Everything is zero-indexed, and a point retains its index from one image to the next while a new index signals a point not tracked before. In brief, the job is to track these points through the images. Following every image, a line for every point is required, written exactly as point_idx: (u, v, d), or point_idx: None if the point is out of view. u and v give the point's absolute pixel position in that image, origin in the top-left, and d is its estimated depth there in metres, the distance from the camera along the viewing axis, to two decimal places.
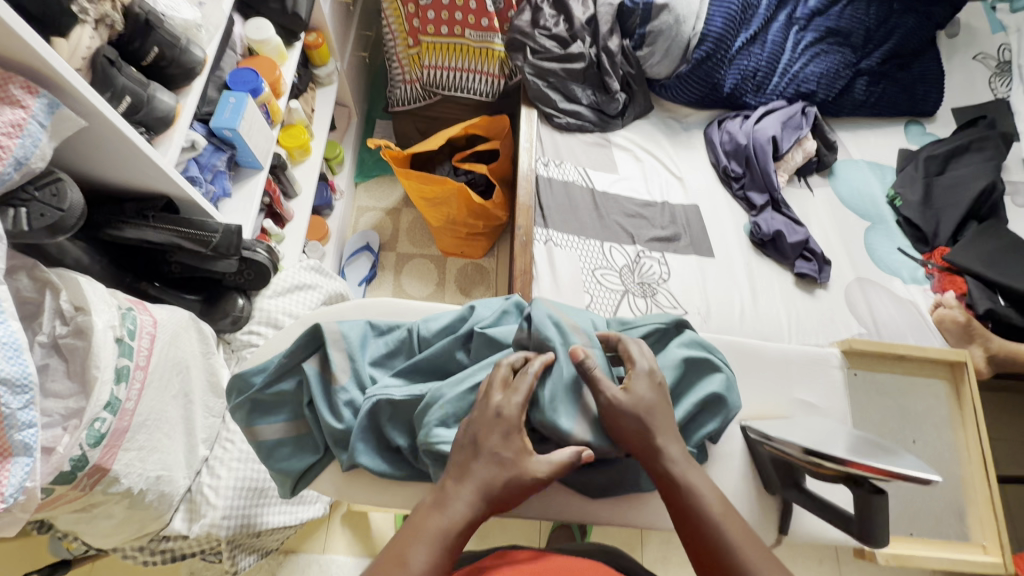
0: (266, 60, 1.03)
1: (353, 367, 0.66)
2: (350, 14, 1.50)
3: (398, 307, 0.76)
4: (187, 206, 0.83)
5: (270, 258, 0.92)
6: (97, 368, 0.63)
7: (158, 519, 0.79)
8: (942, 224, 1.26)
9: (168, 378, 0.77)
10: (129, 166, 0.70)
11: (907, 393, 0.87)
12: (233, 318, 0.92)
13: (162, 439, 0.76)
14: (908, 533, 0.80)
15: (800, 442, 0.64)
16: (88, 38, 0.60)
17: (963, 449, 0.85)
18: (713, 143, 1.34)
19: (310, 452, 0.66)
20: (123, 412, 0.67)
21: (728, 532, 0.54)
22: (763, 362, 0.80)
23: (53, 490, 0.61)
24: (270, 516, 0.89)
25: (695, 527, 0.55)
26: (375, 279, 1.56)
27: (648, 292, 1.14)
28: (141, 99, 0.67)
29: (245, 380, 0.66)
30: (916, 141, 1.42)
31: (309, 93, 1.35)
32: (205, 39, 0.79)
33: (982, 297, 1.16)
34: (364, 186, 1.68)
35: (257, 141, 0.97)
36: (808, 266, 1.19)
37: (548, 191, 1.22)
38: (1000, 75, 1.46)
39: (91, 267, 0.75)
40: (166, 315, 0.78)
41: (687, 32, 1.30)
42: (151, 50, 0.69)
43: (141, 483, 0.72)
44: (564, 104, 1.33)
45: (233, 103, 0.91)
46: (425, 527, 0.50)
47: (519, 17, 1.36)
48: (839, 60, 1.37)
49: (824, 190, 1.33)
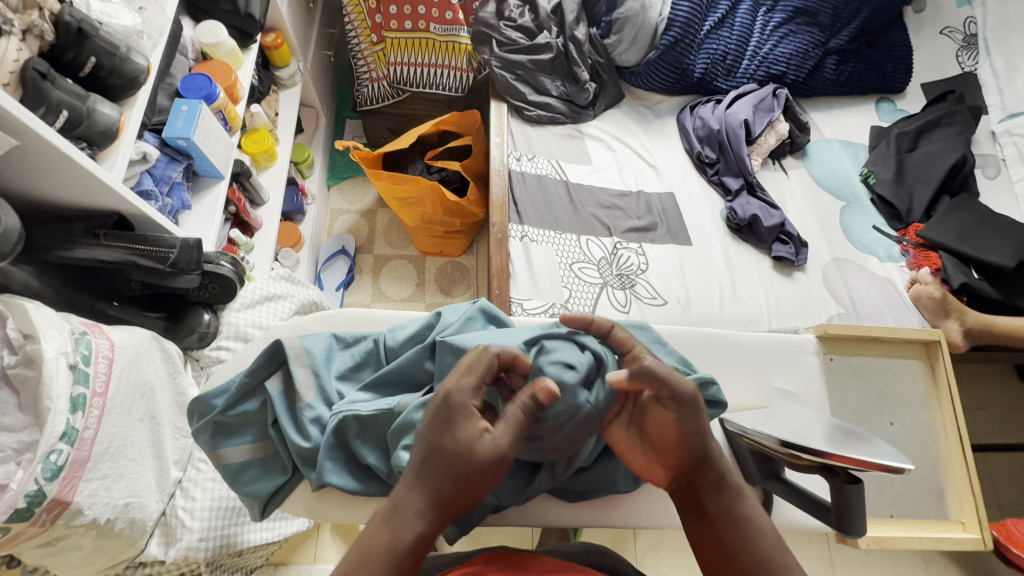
0: (220, 65, 1.00)
1: (318, 383, 0.64)
2: (310, 12, 1.45)
3: (366, 318, 0.74)
4: (142, 222, 0.80)
5: (235, 271, 0.89)
6: (49, 399, 0.60)
7: (131, 546, 0.76)
8: (915, 201, 1.27)
9: (132, 402, 0.74)
10: (74, 184, 0.67)
11: (883, 375, 0.87)
12: (200, 334, 0.90)
13: (129, 464, 0.73)
14: (889, 515, 0.81)
15: (776, 434, 0.63)
16: (16, 50, 0.57)
17: (940, 429, 0.86)
18: (686, 129, 1.32)
19: (278, 473, 0.65)
20: (82, 441, 0.64)
21: (764, 546, 0.51)
22: (741, 353, 0.80)
23: (10, 528, 0.59)
24: (250, 534, 0.86)
25: (728, 539, 0.52)
26: (353, 284, 1.53)
27: (627, 283, 1.12)
28: (81, 113, 0.64)
29: (207, 403, 0.64)
30: (887, 118, 1.42)
31: (272, 96, 1.31)
32: (148, 46, 0.77)
33: (956, 271, 1.17)
34: (337, 188, 1.65)
35: (214, 148, 0.93)
36: (785, 249, 1.19)
37: (521, 185, 1.20)
38: (967, 48, 1.46)
39: (42, 291, 0.72)
40: (124, 337, 0.75)
41: (654, 17, 1.28)
42: (88, 60, 0.66)
43: (107, 513, 0.69)
44: (534, 96, 1.30)
45: (186, 111, 0.87)
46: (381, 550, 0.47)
47: (484, 8, 1.33)
48: (808, 40, 1.36)
49: (799, 171, 1.33)
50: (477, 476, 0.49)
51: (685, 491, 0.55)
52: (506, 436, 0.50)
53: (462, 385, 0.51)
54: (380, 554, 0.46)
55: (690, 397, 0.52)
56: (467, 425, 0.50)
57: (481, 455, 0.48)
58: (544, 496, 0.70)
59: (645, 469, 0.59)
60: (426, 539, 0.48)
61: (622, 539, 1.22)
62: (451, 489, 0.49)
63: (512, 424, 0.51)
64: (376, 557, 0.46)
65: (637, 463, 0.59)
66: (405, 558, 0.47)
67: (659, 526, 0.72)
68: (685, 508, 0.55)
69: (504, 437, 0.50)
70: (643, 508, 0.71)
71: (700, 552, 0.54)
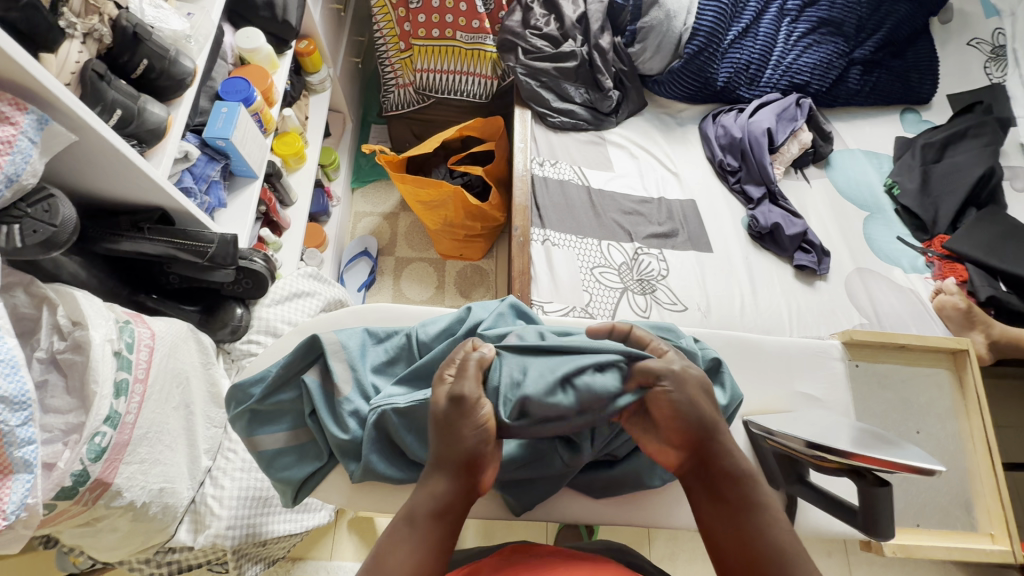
0: (257, 69, 1.03)
1: (355, 377, 0.66)
2: (341, 21, 1.50)
3: (396, 314, 0.77)
4: (182, 218, 0.83)
5: (267, 267, 0.92)
6: (96, 383, 0.63)
7: (163, 531, 0.79)
8: (941, 212, 1.26)
9: (169, 390, 0.77)
10: (125, 179, 0.70)
11: (909, 383, 0.87)
12: (232, 328, 0.93)
13: (164, 451, 0.76)
14: (914, 524, 0.80)
15: (802, 436, 0.64)
16: (77, 52, 0.61)
17: (968, 439, 0.85)
18: (709, 137, 1.33)
19: (312, 460, 0.68)
20: (124, 425, 0.67)
21: (780, 537, 0.51)
22: (763, 356, 0.80)
23: (55, 506, 0.62)
24: (274, 525, 0.88)
25: (745, 524, 0.52)
26: (375, 284, 1.55)
27: (648, 288, 1.13)
28: (132, 112, 0.67)
29: (244, 391, 0.67)
30: (912, 129, 1.42)
31: (303, 100, 1.35)
32: (194, 49, 0.80)
33: (983, 283, 1.15)
34: (361, 191, 1.68)
35: (251, 149, 0.97)
36: (807, 258, 1.18)
37: (544, 190, 1.22)
38: (995, 60, 1.45)
39: (88, 282, 0.76)
40: (164, 327, 0.78)
41: (678, 27, 1.30)
42: (140, 62, 0.70)
43: (143, 496, 0.72)
44: (558, 103, 1.32)
45: (225, 113, 0.91)
46: (411, 521, 0.51)
47: (510, 17, 1.35)
48: (832, 50, 1.36)
49: (822, 180, 1.33)
50: (455, 421, 0.54)
51: (698, 475, 0.55)
52: (464, 381, 0.56)
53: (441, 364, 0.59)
54: (404, 516, 0.51)
55: (676, 373, 0.55)
56: (441, 387, 0.57)
57: (444, 402, 0.55)
58: (568, 492, 0.72)
59: (656, 453, 0.58)
60: (447, 510, 0.51)
61: (638, 541, 1.22)
62: (440, 444, 0.54)
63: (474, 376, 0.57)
64: (402, 520, 0.51)
65: (648, 448, 0.59)
66: (427, 525, 0.50)
67: (678, 527, 0.73)
68: (700, 494, 0.54)
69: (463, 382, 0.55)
70: (663, 507, 0.73)
71: (715, 541, 0.52)
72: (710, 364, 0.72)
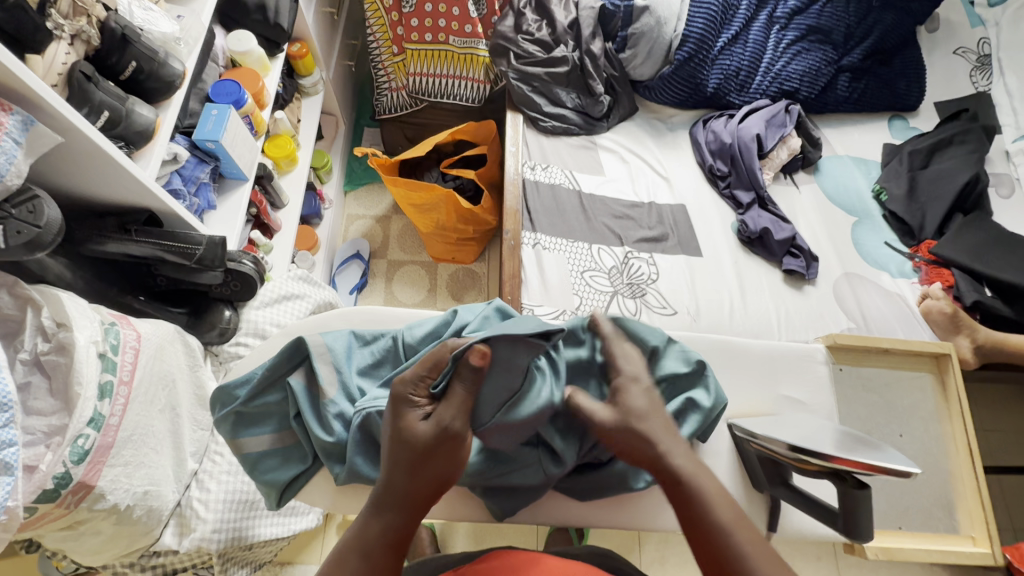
0: (249, 72, 1.03)
1: (340, 379, 0.66)
2: (334, 24, 1.50)
3: (383, 315, 0.77)
4: (170, 220, 0.84)
5: (256, 269, 0.92)
6: (79, 385, 0.63)
7: (147, 535, 0.78)
8: (928, 217, 1.27)
9: (154, 392, 0.76)
10: (112, 181, 0.70)
11: (894, 387, 0.88)
12: (220, 330, 0.92)
13: (149, 453, 0.75)
14: (898, 527, 0.81)
15: (785, 438, 0.65)
16: (64, 53, 0.61)
17: (950, 442, 0.86)
18: (699, 143, 1.34)
19: (297, 462, 0.68)
20: (108, 428, 0.67)
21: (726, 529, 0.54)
22: (749, 359, 0.81)
23: (36, 509, 0.61)
24: (261, 528, 0.87)
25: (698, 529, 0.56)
26: (366, 287, 1.55)
27: (637, 292, 1.14)
28: (121, 113, 0.68)
29: (229, 394, 0.67)
30: (900, 135, 1.43)
31: (295, 103, 1.34)
32: (184, 51, 0.81)
33: (968, 288, 1.17)
34: (353, 194, 1.68)
35: (241, 151, 0.97)
36: (796, 263, 1.19)
37: (535, 195, 1.23)
38: (981, 68, 1.47)
39: (74, 283, 0.75)
40: (150, 329, 0.77)
41: (669, 33, 1.32)
42: (129, 64, 0.70)
43: (127, 499, 0.71)
44: (550, 108, 1.33)
45: (215, 115, 0.91)
46: (363, 540, 0.54)
47: (503, 22, 1.36)
48: (820, 58, 1.38)
49: (811, 186, 1.34)
50: (432, 458, 0.56)
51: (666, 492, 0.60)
52: (450, 414, 0.57)
53: (404, 377, 0.58)
54: (354, 544, 0.54)
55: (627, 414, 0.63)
56: (415, 416, 0.57)
57: (421, 434, 0.56)
58: (555, 495, 0.72)
59: None
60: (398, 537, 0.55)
61: (628, 547, 1.22)
62: (404, 479, 0.56)
63: (454, 402, 0.57)
64: (353, 549, 0.54)
65: None
66: (378, 550, 0.54)
67: (663, 530, 0.74)
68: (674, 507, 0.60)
69: (447, 414, 0.57)
70: (648, 510, 0.73)
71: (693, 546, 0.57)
72: (695, 366, 0.73)
